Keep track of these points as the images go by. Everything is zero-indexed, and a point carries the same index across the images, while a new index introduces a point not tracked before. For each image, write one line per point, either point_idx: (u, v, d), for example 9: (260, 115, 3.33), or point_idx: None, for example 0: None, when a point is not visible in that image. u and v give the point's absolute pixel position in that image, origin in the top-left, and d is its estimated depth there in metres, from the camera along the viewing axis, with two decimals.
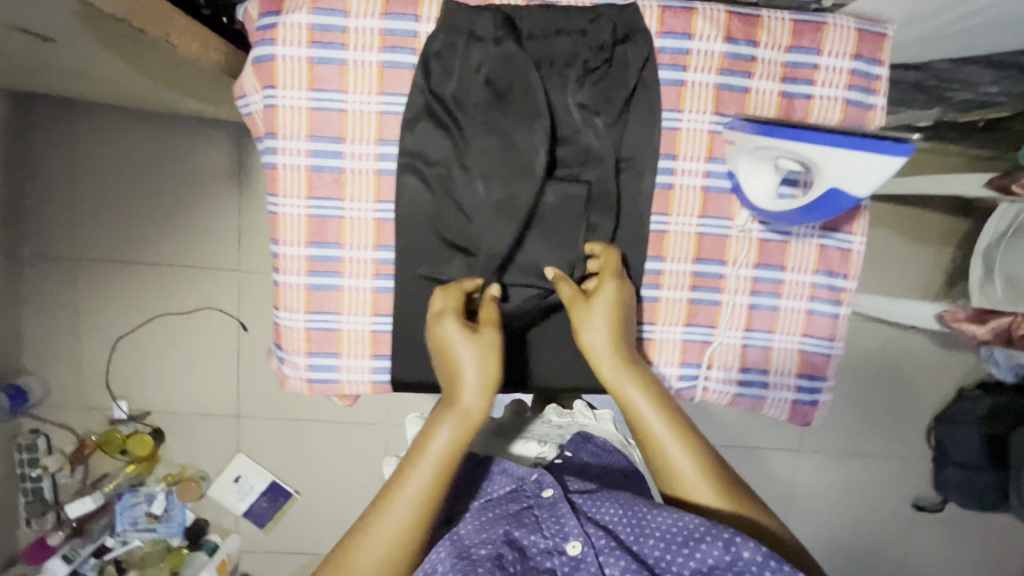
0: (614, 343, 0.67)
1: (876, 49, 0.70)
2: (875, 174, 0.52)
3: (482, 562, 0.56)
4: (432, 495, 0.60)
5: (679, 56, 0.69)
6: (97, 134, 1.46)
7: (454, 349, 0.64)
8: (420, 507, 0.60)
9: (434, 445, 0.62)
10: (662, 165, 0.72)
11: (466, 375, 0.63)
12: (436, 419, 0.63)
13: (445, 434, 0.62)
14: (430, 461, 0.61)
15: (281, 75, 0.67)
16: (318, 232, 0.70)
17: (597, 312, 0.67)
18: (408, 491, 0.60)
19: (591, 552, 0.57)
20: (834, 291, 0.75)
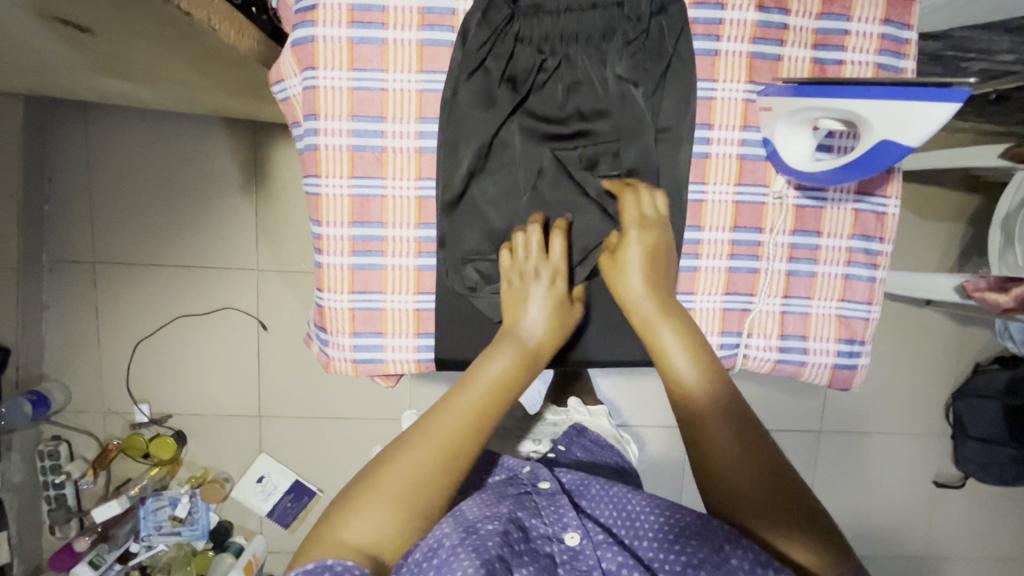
0: (649, 288, 0.68)
1: (905, 14, 0.72)
2: (925, 123, 0.53)
3: (490, 536, 0.57)
4: (478, 417, 0.61)
5: (712, 26, 0.70)
6: (112, 137, 1.46)
7: (528, 292, 0.69)
8: (461, 427, 0.60)
9: (488, 372, 0.64)
10: (698, 135, 0.72)
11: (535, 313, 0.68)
12: (492, 352, 0.66)
13: (502, 363, 0.65)
14: (483, 384, 0.63)
15: (321, 56, 0.67)
16: (361, 211, 0.71)
17: (632, 263, 0.68)
18: (455, 410, 0.61)
19: (588, 546, 0.59)
20: (871, 254, 0.76)
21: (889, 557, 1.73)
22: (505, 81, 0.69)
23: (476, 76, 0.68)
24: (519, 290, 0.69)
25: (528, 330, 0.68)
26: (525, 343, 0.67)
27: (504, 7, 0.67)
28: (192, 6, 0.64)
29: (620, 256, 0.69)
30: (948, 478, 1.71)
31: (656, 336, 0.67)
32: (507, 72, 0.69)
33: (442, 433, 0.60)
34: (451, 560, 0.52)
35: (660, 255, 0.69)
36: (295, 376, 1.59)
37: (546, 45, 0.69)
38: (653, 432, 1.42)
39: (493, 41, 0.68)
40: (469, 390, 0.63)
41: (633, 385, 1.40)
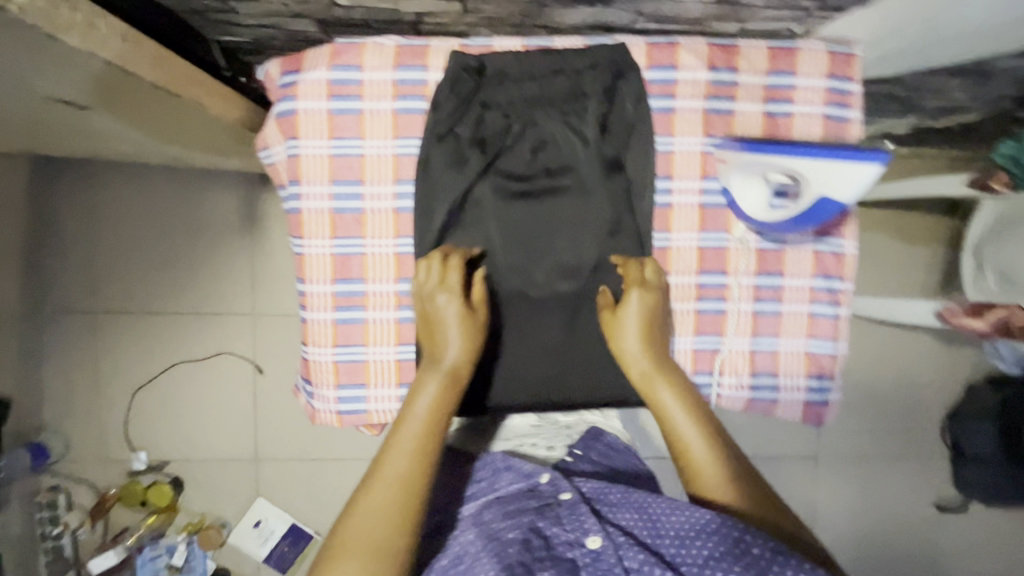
0: (646, 351, 0.72)
1: (847, 68, 0.76)
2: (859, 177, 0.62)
3: (509, 544, 0.62)
4: (426, 445, 0.63)
5: (667, 86, 0.75)
6: (112, 193, 1.52)
7: (445, 322, 0.70)
8: (417, 453, 0.62)
9: (419, 401, 0.66)
10: (660, 186, 0.77)
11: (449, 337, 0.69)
12: (420, 381, 0.68)
13: (428, 392, 0.66)
14: (417, 416, 0.65)
15: (303, 127, 0.73)
16: (342, 268, 0.75)
17: (632, 321, 0.72)
18: (404, 439, 0.63)
19: (610, 546, 0.59)
20: (833, 293, 0.79)
21: None
22: (474, 144, 0.73)
23: (446, 140, 0.72)
24: (435, 324, 0.70)
25: (443, 355, 0.69)
26: (444, 366, 0.68)
27: (470, 81, 0.71)
28: (181, 88, 0.68)
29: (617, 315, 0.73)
30: (949, 501, 1.70)
31: (655, 393, 0.70)
32: (474, 136, 0.73)
33: (400, 462, 0.61)
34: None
35: (655, 318, 0.73)
36: (291, 418, 1.61)
37: (512, 109, 0.73)
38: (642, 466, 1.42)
39: (461, 111, 0.72)
40: (409, 419, 0.64)
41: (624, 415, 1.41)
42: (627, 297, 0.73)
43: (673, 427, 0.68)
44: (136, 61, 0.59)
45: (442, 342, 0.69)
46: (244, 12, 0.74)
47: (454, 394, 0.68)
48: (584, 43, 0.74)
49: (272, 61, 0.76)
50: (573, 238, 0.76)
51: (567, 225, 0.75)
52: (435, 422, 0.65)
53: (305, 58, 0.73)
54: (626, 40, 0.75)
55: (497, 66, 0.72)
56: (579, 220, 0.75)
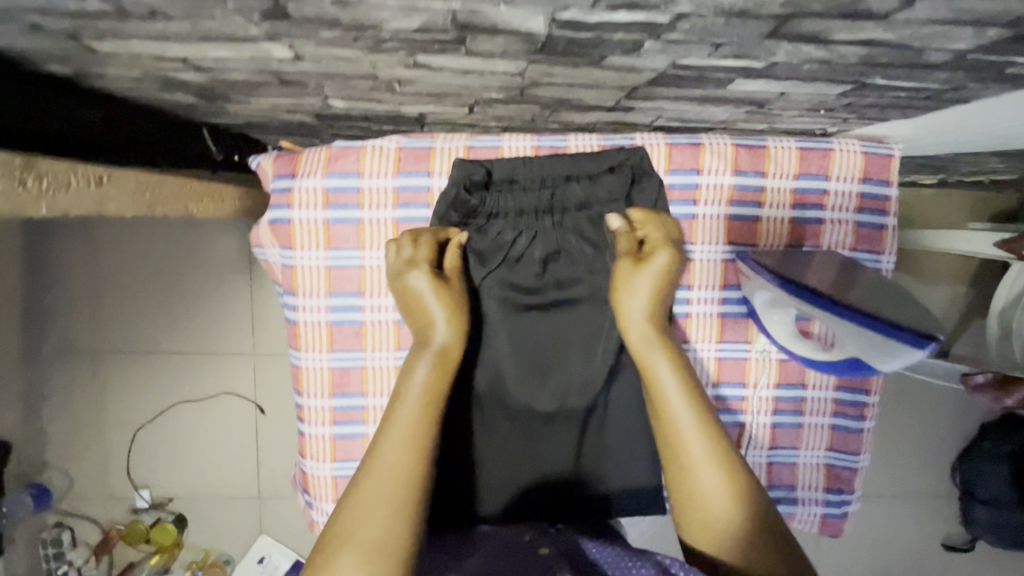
0: (651, 314, 0.63)
1: (883, 171, 0.71)
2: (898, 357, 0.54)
3: None
4: (422, 430, 0.56)
5: (688, 191, 0.70)
6: (109, 232, 1.49)
7: (425, 298, 0.62)
8: (411, 439, 0.55)
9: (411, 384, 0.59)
10: (677, 295, 0.72)
11: (434, 314, 0.61)
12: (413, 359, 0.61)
13: (422, 372, 0.60)
14: (412, 398, 0.58)
15: (298, 237, 0.68)
16: (341, 382, 0.71)
17: (645, 276, 0.63)
18: (396, 426, 0.56)
19: None
20: (857, 406, 0.75)
21: None
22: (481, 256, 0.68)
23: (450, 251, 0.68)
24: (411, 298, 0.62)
25: (432, 333, 0.61)
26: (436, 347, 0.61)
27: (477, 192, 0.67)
28: (170, 206, 0.64)
29: (634, 269, 0.64)
30: (958, 541, 1.67)
31: (649, 361, 0.61)
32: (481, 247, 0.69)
33: (393, 450, 0.55)
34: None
35: (670, 287, 0.65)
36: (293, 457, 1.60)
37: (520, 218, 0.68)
38: None
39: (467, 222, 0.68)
40: (401, 406, 0.57)
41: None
42: (654, 256, 0.64)
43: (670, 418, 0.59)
44: (116, 198, 0.54)
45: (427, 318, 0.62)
46: (235, 108, 0.69)
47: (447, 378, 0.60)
48: (599, 143, 0.70)
49: (265, 158, 0.71)
50: (585, 351, 0.71)
51: (578, 338, 0.71)
52: (431, 405, 0.58)
53: (300, 161, 0.68)
54: (645, 141, 0.69)
55: (505, 173, 0.67)
56: (593, 333, 0.71)
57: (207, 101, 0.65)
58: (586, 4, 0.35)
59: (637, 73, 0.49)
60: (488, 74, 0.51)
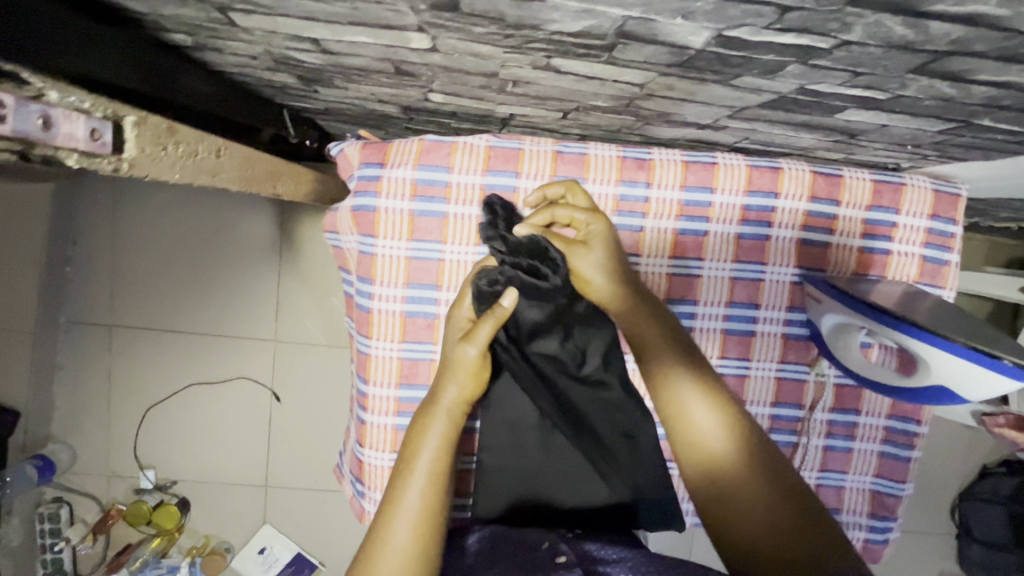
0: (612, 274, 0.63)
1: (951, 209, 0.73)
2: (981, 380, 0.54)
3: None
4: (431, 507, 0.55)
5: (764, 213, 0.72)
6: (140, 206, 1.46)
7: (456, 366, 0.61)
8: (421, 521, 0.53)
9: (417, 465, 0.57)
10: (746, 313, 0.73)
11: (451, 381, 0.61)
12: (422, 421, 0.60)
13: (429, 446, 0.58)
14: (419, 479, 0.56)
15: (382, 226, 0.68)
16: (409, 373, 0.71)
17: (596, 250, 0.64)
18: (406, 505, 0.54)
19: None
20: (908, 435, 0.77)
21: None
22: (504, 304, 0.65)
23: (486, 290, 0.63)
24: (452, 365, 0.61)
25: (442, 394, 0.61)
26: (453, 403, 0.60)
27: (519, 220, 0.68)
28: (261, 185, 0.63)
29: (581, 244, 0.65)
30: None
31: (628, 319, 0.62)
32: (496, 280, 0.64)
33: (405, 531, 0.52)
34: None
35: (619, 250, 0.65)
36: (307, 447, 1.59)
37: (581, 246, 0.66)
38: None
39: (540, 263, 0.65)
40: (407, 484, 0.55)
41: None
42: (587, 226, 0.65)
43: (662, 381, 0.57)
44: (228, 169, 0.54)
45: (447, 387, 0.61)
46: (327, 93, 0.70)
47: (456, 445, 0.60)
48: (682, 159, 0.70)
49: (351, 146, 0.71)
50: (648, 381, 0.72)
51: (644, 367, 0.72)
52: (442, 476, 0.57)
53: (390, 151, 0.68)
54: (727, 160, 0.71)
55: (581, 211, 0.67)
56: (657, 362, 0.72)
57: (305, 84, 0.66)
58: (762, 24, 0.36)
59: (758, 93, 0.51)
60: (609, 82, 0.53)
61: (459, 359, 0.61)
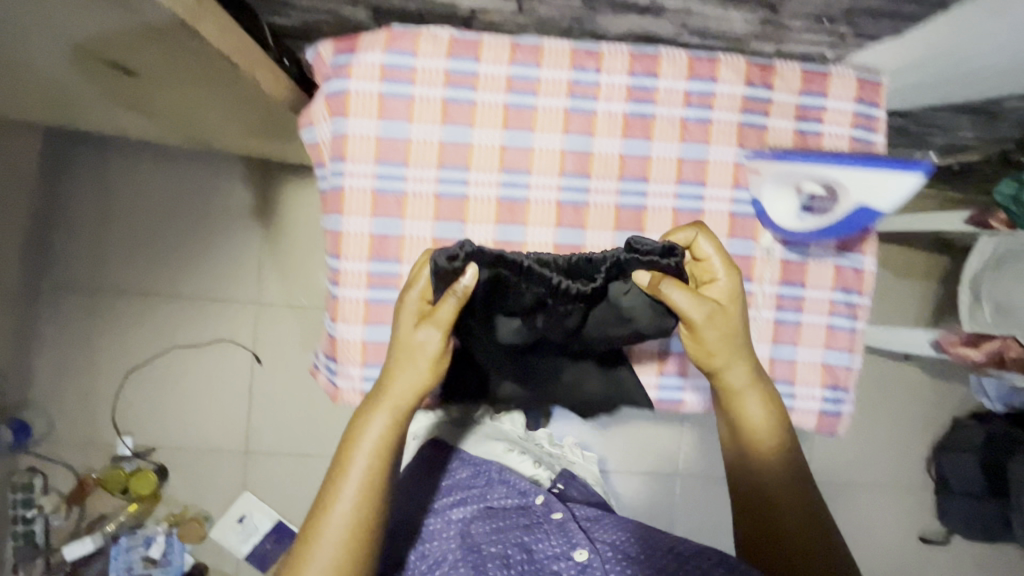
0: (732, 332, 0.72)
1: (874, 95, 0.81)
2: (898, 186, 0.65)
3: (491, 556, 0.78)
4: (366, 490, 0.68)
5: (705, 97, 0.78)
6: (124, 170, 1.50)
7: (410, 345, 0.69)
8: (358, 502, 0.67)
9: (359, 447, 0.69)
10: (694, 191, 0.79)
11: (401, 374, 0.69)
12: (367, 412, 0.70)
13: (376, 425, 0.69)
14: (361, 458, 0.68)
15: (353, 107, 0.73)
16: (379, 248, 0.75)
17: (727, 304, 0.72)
18: (346, 487, 0.67)
19: (595, 560, 0.76)
20: (850, 306, 0.82)
21: None
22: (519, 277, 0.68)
23: (444, 265, 0.65)
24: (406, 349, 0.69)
25: (390, 386, 0.69)
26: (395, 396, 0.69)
27: (673, 264, 0.68)
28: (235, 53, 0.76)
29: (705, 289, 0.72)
30: (934, 535, 1.84)
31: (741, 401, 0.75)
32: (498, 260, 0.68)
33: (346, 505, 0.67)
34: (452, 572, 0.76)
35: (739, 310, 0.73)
36: (288, 412, 1.59)
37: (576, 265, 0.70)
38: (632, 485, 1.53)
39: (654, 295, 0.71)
40: (350, 465, 0.68)
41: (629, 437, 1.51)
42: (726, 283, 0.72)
43: (760, 462, 0.76)
44: (205, 21, 0.69)
45: (397, 375, 0.70)
46: None
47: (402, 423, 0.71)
48: (629, 49, 0.77)
49: (324, 43, 0.77)
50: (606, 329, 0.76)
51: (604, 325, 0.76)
52: (380, 459, 0.69)
53: (360, 40, 0.74)
54: (670, 51, 0.78)
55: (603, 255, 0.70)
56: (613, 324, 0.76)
57: None
58: None
59: None
60: None
61: (418, 344, 0.69)
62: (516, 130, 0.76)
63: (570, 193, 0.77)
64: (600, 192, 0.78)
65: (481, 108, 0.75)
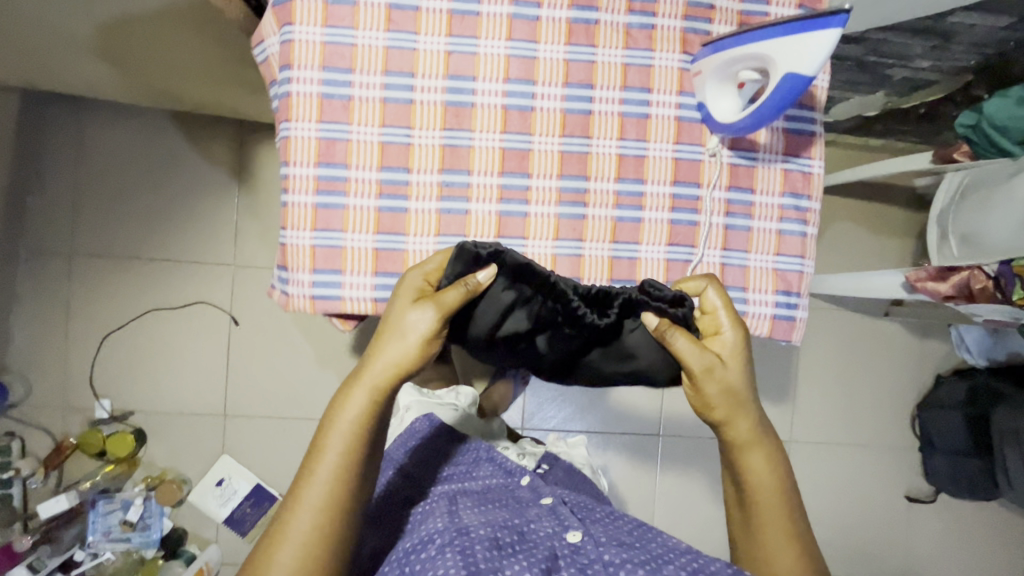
0: (738, 381, 0.71)
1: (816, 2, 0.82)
2: (816, 49, 0.61)
3: (484, 535, 0.76)
4: (342, 477, 0.63)
5: (648, 4, 0.79)
6: (101, 134, 1.52)
7: (405, 323, 0.66)
8: (333, 488, 0.63)
9: (337, 425, 0.64)
10: (639, 97, 0.80)
11: (390, 347, 0.65)
12: (351, 386, 0.65)
13: (358, 401, 0.64)
14: (338, 439, 0.64)
15: (298, 13, 0.75)
16: (327, 153, 0.76)
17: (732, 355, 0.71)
18: (321, 471, 0.63)
19: (590, 542, 0.79)
20: (800, 211, 0.83)
21: (872, 566, 1.81)
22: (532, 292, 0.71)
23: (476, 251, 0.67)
24: (398, 324, 0.66)
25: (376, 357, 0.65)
26: (378, 376, 0.65)
27: (681, 314, 0.70)
28: None
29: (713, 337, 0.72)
30: (920, 493, 1.82)
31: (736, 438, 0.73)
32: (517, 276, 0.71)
33: (321, 489, 0.63)
34: (438, 556, 0.72)
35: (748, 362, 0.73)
36: (266, 375, 1.59)
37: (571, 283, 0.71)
38: (612, 443, 1.63)
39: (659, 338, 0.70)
40: (327, 447, 0.63)
41: (613, 405, 1.63)
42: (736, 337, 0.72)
43: (755, 483, 0.73)
44: None
45: (383, 349, 0.66)
46: None
47: (383, 406, 0.66)
48: None
49: None
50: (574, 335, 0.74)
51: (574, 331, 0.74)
52: (361, 440, 0.64)
53: None
54: None
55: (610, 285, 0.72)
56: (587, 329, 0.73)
57: None
58: None
59: None
60: None
61: (410, 322, 0.66)
62: (460, 36, 0.77)
63: (515, 99, 0.78)
64: (546, 98, 0.79)
65: (425, 14, 0.76)
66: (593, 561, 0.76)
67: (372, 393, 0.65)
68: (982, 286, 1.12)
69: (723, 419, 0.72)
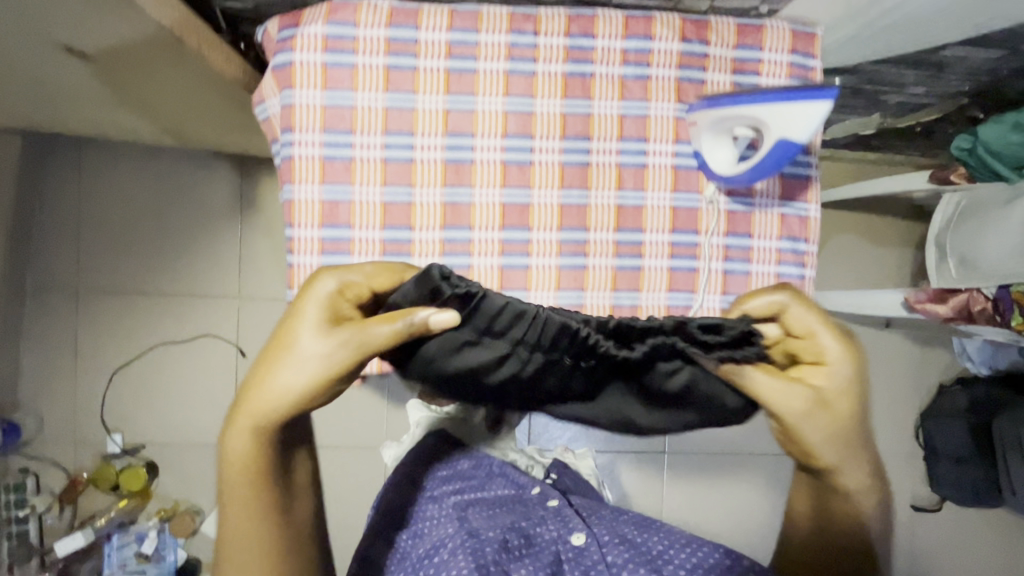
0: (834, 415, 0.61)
1: (809, 47, 0.83)
2: (812, 116, 0.65)
3: (494, 539, 0.81)
4: (257, 515, 0.61)
5: (642, 55, 0.80)
6: (104, 172, 1.53)
7: (297, 350, 0.57)
8: (254, 527, 0.61)
9: (231, 468, 0.60)
10: (636, 146, 0.81)
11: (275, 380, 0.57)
12: (232, 420, 0.60)
13: (242, 437, 0.59)
14: (239, 480, 0.60)
15: (298, 78, 0.76)
16: (330, 214, 0.78)
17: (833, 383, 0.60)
18: (235, 513, 0.61)
19: (593, 544, 0.83)
20: (798, 254, 0.84)
21: None
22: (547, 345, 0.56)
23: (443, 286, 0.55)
24: (283, 348, 0.57)
25: (260, 391, 0.58)
26: (260, 409, 0.58)
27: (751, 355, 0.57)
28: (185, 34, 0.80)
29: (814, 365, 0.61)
30: (925, 501, 1.84)
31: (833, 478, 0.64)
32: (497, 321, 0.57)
33: (245, 532, 0.61)
34: (452, 558, 0.76)
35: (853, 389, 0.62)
36: None
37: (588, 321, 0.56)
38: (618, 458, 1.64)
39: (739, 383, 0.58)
40: (232, 490, 0.60)
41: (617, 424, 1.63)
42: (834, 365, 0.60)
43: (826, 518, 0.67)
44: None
45: (269, 382, 0.58)
46: None
47: (275, 439, 0.60)
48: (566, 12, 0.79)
49: (271, 21, 0.80)
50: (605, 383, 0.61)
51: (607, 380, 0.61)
52: (259, 479, 0.60)
53: (303, 14, 0.77)
54: (605, 11, 0.80)
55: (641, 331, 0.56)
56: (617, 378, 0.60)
57: None
58: None
59: None
60: None
61: (300, 352, 0.57)
62: (458, 94, 0.78)
63: (513, 153, 0.79)
64: (545, 151, 0.80)
65: (423, 73, 0.77)
66: (599, 561, 0.79)
67: (261, 426, 0.59)
68: (982, 308, 1.14)
69: (834, 464, 0.63)
